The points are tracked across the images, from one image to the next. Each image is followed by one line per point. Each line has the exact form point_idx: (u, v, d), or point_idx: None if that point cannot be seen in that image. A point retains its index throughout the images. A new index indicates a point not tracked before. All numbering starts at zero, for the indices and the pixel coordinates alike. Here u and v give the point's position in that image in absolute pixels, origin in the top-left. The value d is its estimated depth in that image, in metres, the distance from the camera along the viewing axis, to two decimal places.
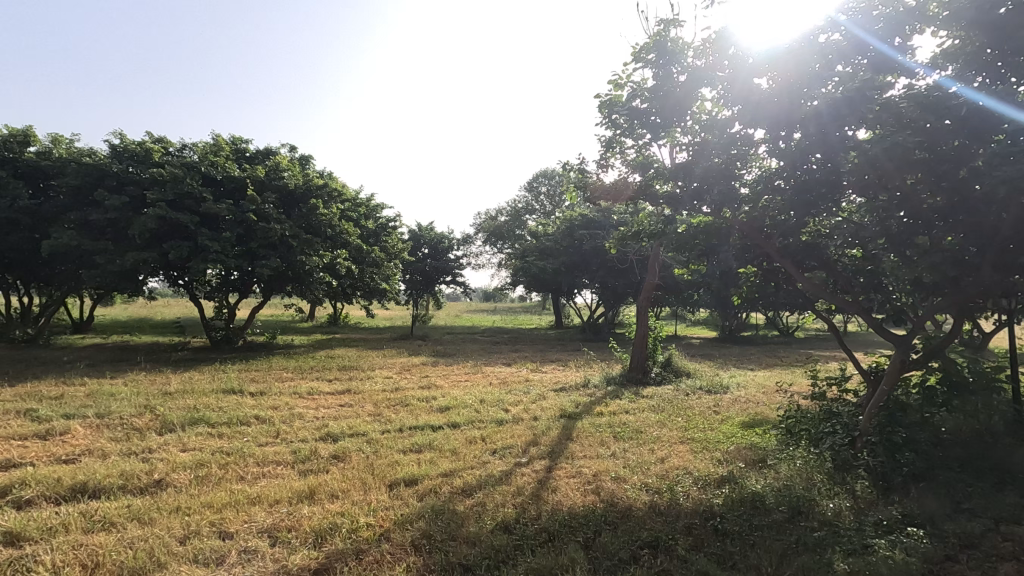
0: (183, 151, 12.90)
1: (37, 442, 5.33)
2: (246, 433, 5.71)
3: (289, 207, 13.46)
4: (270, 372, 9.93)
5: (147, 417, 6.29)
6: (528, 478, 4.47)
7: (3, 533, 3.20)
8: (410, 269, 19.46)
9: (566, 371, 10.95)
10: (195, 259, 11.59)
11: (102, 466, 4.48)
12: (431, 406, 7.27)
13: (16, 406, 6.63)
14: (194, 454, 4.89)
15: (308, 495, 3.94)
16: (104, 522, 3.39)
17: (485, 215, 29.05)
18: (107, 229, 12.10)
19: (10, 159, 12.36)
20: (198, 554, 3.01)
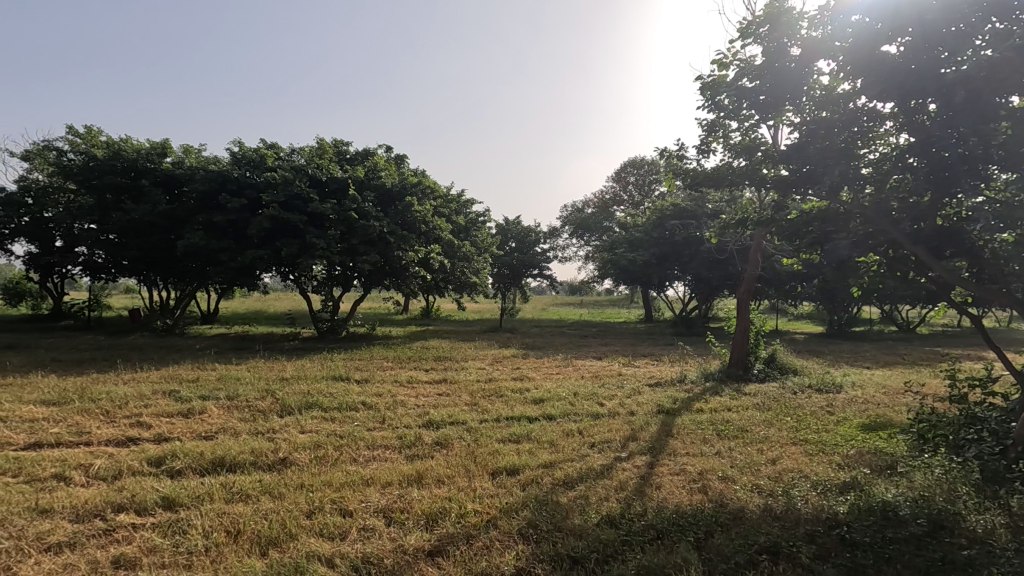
0: (292, 155, 13.93)
1: (181, 420, 5.99)
2: (355, 418, 6.08)
3: (386, 205, 14.08)
4: (372, 361, 10.50)
5: (268, 400, 6.89)
6: (630, 473, 4.37)
7: (162, 498, 3.62)
8: (499, 262, 19.78)
9: (660, 366, 10.61)
10: (304, 255, 12.48)
11: (235, 443, 4.95)
12: (525, 398, 7.33)
13: (162, 387, 7.51)
14: (311, 436, 5.26)
15: (417, 479, 4.11)
16: (241, 494, 3.74)
17: (572, 206, 28.80)
18: (229, 229, 13.34)
19: (151, 169, 13.93)
20: (321, 528, 3.23)
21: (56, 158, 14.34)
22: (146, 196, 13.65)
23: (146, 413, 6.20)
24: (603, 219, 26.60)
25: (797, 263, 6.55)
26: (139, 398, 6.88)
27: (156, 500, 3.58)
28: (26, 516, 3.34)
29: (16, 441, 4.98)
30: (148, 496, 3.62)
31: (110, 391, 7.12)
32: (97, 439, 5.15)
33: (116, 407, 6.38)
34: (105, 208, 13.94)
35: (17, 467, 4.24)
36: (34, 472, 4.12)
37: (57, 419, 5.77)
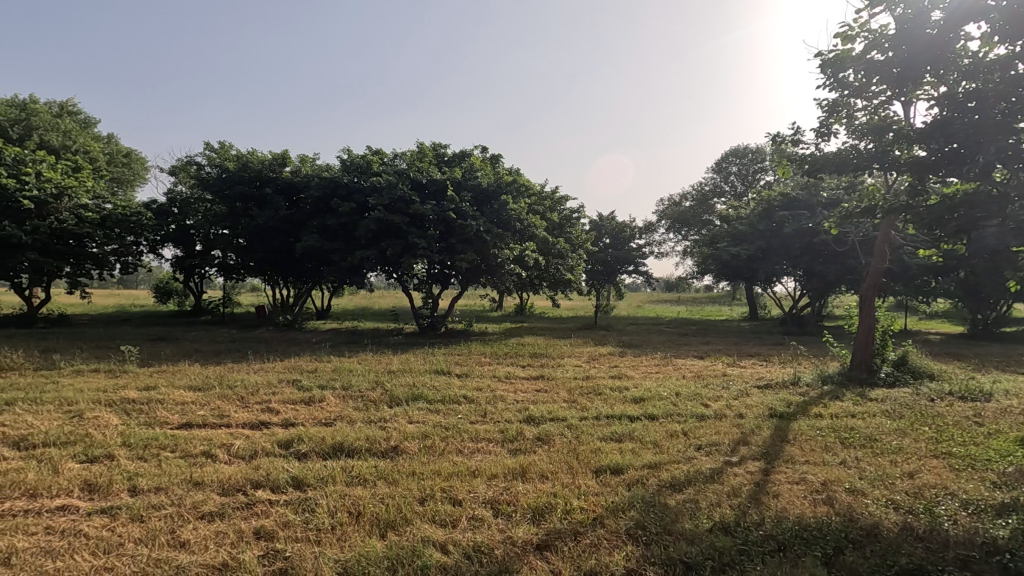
0: (395, 160, 14.67)
1: (303, 407, 6.54)
2: (457, 411, 6.29)
3: (483, 204, 14.40)
4: (471, 357, 10.80)
5: (378, 391, 7.32)
6: (743, 479, 4.13)
7: (291, 478, 3.96)
8: (593, 259, 19.57)
9: (768, 367, 9.93)
10: (406, 254, 13.09)
11: (352, 430, 5.30)
12: (625, 396, 7.19)
13: (286, 377, 8.24)
14: (419, 426, 5.51)
15: (520, 473, 4.16)
16: (359, 478, 4.00)
17: (668, 200, 27.80)
18: (340, 231, 14.33)
19: (274, 178, 15.30)
20: (434, 515, 3.36)
21: (196, 171, 16.20)
22: (270, 203, 15.05)
23: (274, 399, 6.83)
24: (702, 212, 25.41)
25: (937, 255, 5.81)
26: (268, 386, 7.61)
27: (286, 479, 3.93)
28: (183, 486, 3.79)
29: (172, 420, 5.69)
30: (281, 475, 3.97)
31: (244, 379, 7.93)
32: (236, 421, 5.76)
33: (249, 393, 7.09)
34: (236, 215, 15.54)
35: (174, 444, 4.83)
36: (187, 449, 4.68)
37: (203, 403, 6.52)
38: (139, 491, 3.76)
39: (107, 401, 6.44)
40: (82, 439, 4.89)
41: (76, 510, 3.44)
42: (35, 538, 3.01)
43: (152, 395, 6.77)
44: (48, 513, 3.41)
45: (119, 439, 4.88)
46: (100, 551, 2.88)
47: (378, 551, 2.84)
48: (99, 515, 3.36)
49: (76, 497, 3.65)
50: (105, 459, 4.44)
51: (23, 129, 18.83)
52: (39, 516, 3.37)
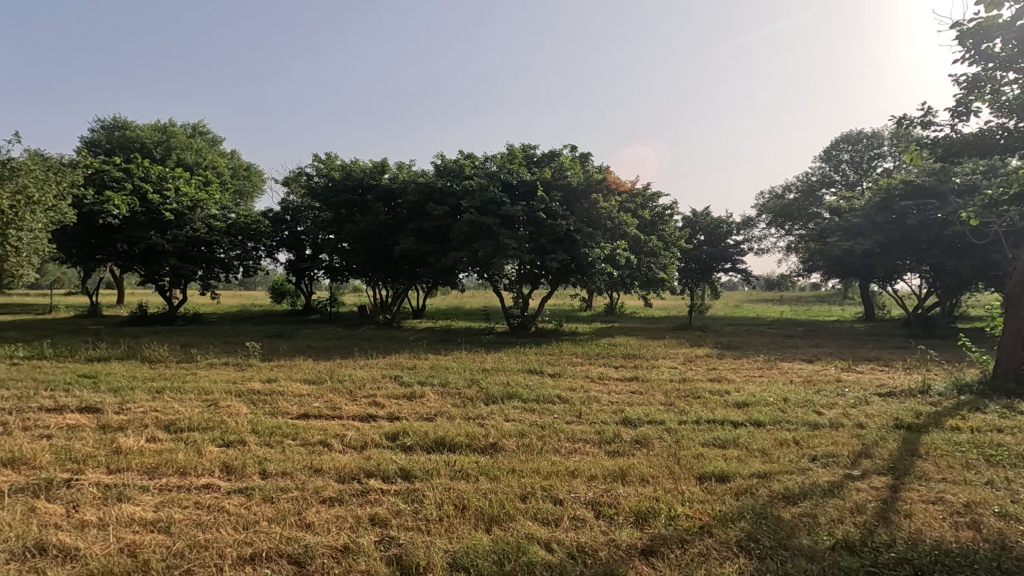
0: (486, 163, 14.98)
1: (406, 402, 6.88)
2: (553, 410, 6.32)
3: (573, 204, 14.35)
4: (564, 357, 10.80)
5: (474, 389, 7.54)
6: (867, 495, 3.79)
7: (400, 469, 4.18)
8: (687, 257, 18.84)
9: (892, 373, 9.02)
10: (498, 255, 13.34)
11: (452, 426, 5.50)
12: (727, 400, 6.86)
13: (389, 373, 8.71)
14: (516, 425, 5.60)
15: (620, 475, 4.09)
16: (462, 472, 4.14)
17: (770, 192, 26.11)
18: (435, 234, 14.89)
19: (374, 185, 16.26)
20: (536, 513, 3.40)
21: (306, 182, 17.61)
22: (371, 209, 16.00)
23: (379, 394, 7.25)
24: (809, 204, 23.59)
25: None
26: (374, 381, 8.10)
27: (395, 470, 4.15)
28: (306, 472, 4.13)
29: (291, 411, 6.21)
30: (390, 466, 4.20)
31: (351, 374, 8.48)
32: (346, 413, 6.18)
33: (357, 388, 7.58)
34: (340, 221, 16.65)
35: (294, 432, 5.27)
36: (306, 438, 5.09)
37: (317, 396, 7.06)
38: (268, 474, 4.14)
39: (236, 392, 7.16)
40: (219, 425, 5.47)
41: (217, 488, 3.85)
42: (187, 512, 3.41)
43: (274, 388, 7.44)
44: (196, 489, 3.84)
45: (248, 427, 5.40)
46: (240, 526, 3.20)
47: (485, 545, 2.93)
48: (237, 494, 3.74)
49: (217, 477, 4.10)
50: (238, 444, 4.94)
51: (164, 150, 21.47)
52: (189, 492, 3.81)
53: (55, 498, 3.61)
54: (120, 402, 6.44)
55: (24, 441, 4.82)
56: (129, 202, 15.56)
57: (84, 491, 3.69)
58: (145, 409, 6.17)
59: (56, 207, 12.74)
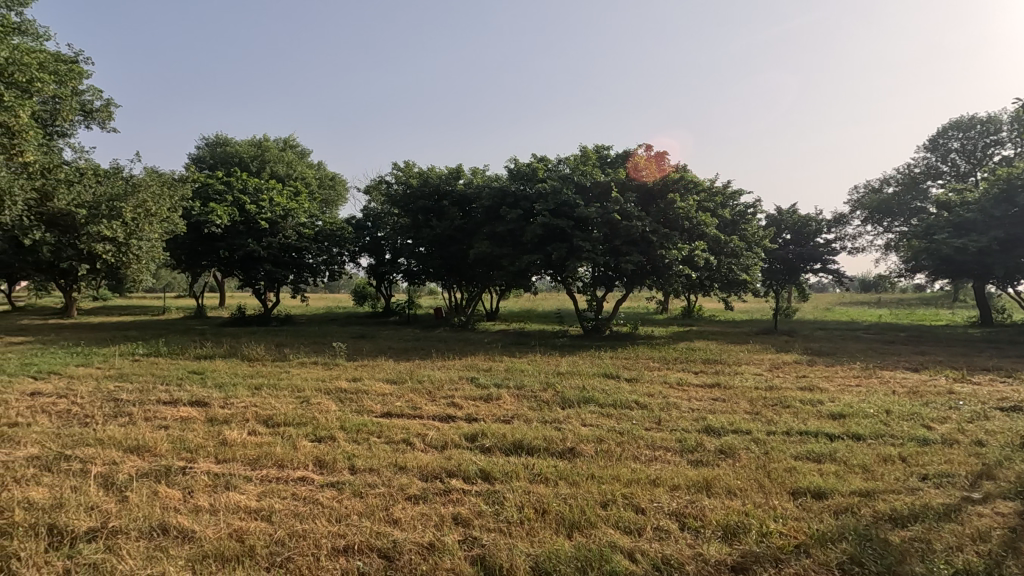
0: (559, 165, 14.95)
1: (483, 403, 6.99)
2: (631, 416, 6.19)
3: (648, 204, 14.00)
4: (640, 361, 10.56)
5: (550, 392, 7.53)
6: (992, 521, 3.40)
7: (480, 470, 4.25)
8: (772, 257, 17.84)
9: (1016, 385, 8.05)
10: (572, 257, 13.27)
11: (529, 429, 5.52)
12: (820, 410, 6.42)
13: (466, 374, 8.89)
14: (593, 429, 5.54)
15: (705, 486, 3.93)
16: (541, 476, 4.14)
17: (865, 186, 24.21)
18: (508, 237, 15.05)
19: (450, 191, 16.72)
20: (618, 520, 3.35)
21: (386, 189, 18.36)
22: (447, 214, 16.42)
23: (457, 395, 7.42)
24: (912, 199, 21.61)
25: None
26: (451, 382, 8.29)
27: (476, 471, 4.22)
28: (391, 469, 4.30)
29: (375, 409, 6.49)
30: (470, 467, 4.28)
31: (430, 375, 8.76)
32: (427, 413, 6.37)
33: (436, 388, 7.81)
34: (418, 226, 17.21)
35: (379, 430, 5.50)
36: (390, 436, 5.30)
37: (399, 395, 7.35)
38: (356, 469, 4.34)
39: (325, 389, 7.59)
40: (311, 421, 5.82)
41: (312, 481, 4.09)
42: (286, 502, 3.66)
43: (359, 386, 7.82)
44: (293, 481, 4.10)
45: (337, 423, 5.71)
46: (333, 519, 3.38)
47: (567, 551, 2.91)
48: (330, 487, 3.95)
49: (311, 470, 4.35)
50: (328, 440, 5.22)
51: (260, 164, 23.17)
52: (287, 483, 4.08)
53: (173, 483, 3.98)
54: (225, 397, 7.00)
55: (147, 430, 5.36)
56: (229, 212, 16.96)
57: (197, 478, 4.04)
58: (246, 404, 6.68)
59: (170, 218, 14.10)
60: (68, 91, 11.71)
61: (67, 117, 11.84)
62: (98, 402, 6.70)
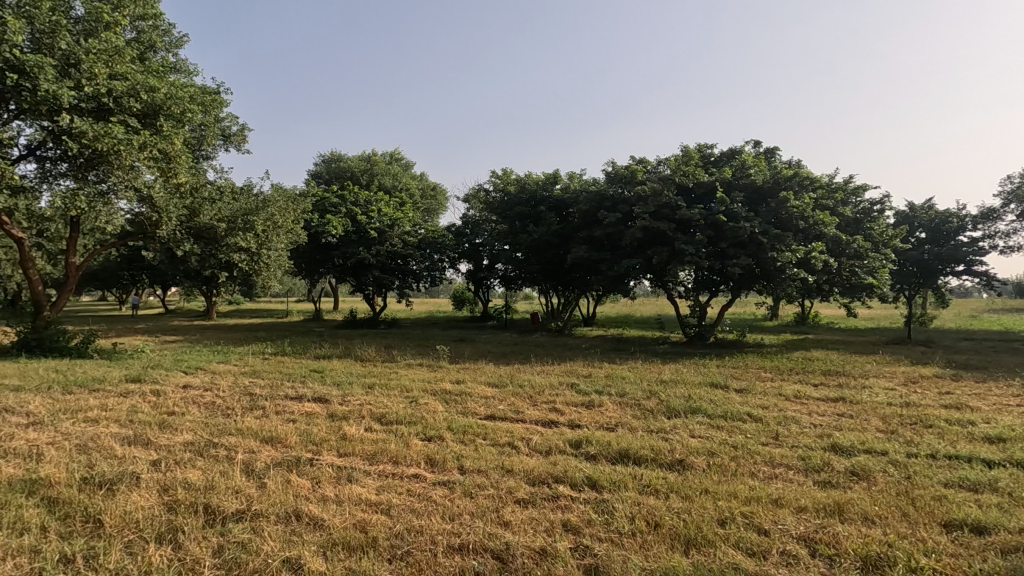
0: (659, 167, 14.54)
1: (586, 410, 6.91)
2: (744, 429, 5.81)
3: (757, 204, 13.16)
4: (750, 371, 9.91)
5: (654, 401, 7.28)
6: None
7: (587, 478, 4.19)
8: (903, 259, 16.02)
9: None
10: (674, 261, 12.79)
11: (635, 438, 5.38)
12: (972, 433, 5.62)
13: (566, 380, 8.84)
14: (704, 442, 5.27)
15: (836, 510, 3.59)
16: (651, 487, 4.00)
17: (1020, 176, 21.10)
18: (606, 242, 14.84)
19: (547, 196, 16.87)
20: (738, 541, 3.15)
21: (485, 197, 18.85)
22: (544, 220, 16.53)
23: (558, 400, 7.40)
24: None
25: None
26: (552, 387, 8.29)
27: (583, 478, 4.18)
28: (499, 471, 4.37)
29: (480, 411, 6.66)
30: (577, 474, 4.24)
31: (531, 379, 8.82)
32: (529, 418, 6.41)
33: (537, 393, 7.85)
34: (516, 232, 17.48)
35: (484, 433, 5.62)
36: (495, 438, 5.40)
37: (502, 398, 7.48)
38: (465, 470, 4.47)
39: (432, 391, 7.91)
40: (420, 420, 6.08)
41: (424, 479, 4.27)
42: (402, 497, 3.84)
43: (463, 389, 8.05)
44: (408, 478, 4.30)
45: (445, 423, 5.92)
46: (447, 516, 3.50)
47: (685, 569, 2.79)
48: (441, 486, 4.09)
49: (423, 468, 4.54)
50: (437, 439, 5.43)
51: (369, 177, 24.78)
52: (403, 479, 4.28)
53: (302, 473, 4.33)
54: (343, 394, 7.53)
55: (279, 423, 5.90)
56: (343, 223, 18.36)
57: (323, 470, 4.37)
58: (361, 402, 7.13)
59: (293, 230, 15.46)
60: (211, 119, 13.11)
61: (210, 142, 13.38)
62: (237, 395, 7.50)
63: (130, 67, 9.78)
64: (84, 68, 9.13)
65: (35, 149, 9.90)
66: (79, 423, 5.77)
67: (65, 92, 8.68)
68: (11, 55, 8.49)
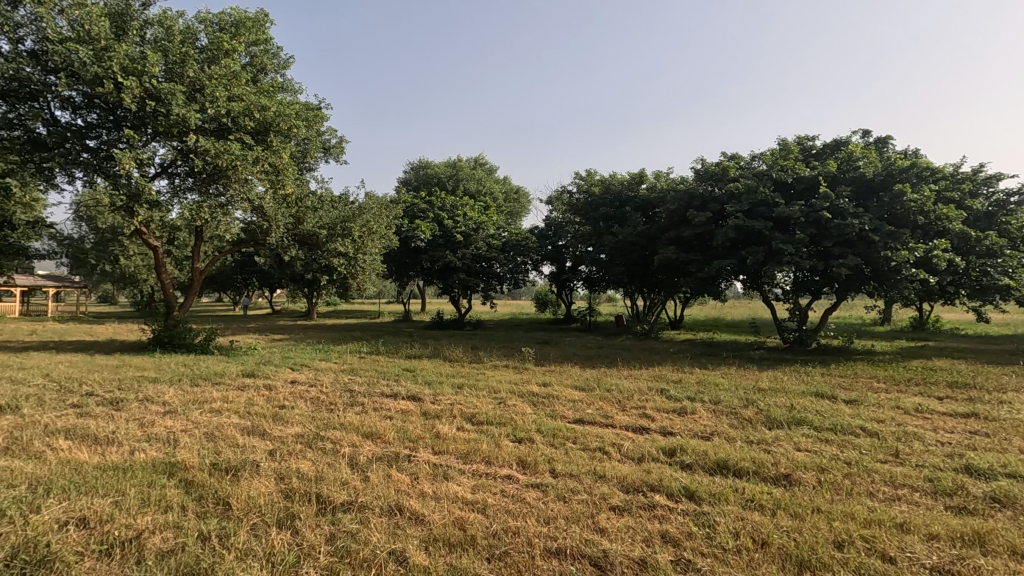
0: (753, 162, 13.79)
1: (678, 417, 6.67)
2: (858, 444, 5.35)
3: (867, 198, 12.10)
4: (861, 380, 9.09)
5: (753, 410, 6.89)
6: None
7: (684, 488, 4.05)
8: None
9: None
10: (771, 262, 12.04)
11: (734, 448, 5.11)
12: None
13: (656, 385, 8.58)
14: (811, 456, 4.91)
15: (976, 540, 3.21)
16: (755, 502, 3.79)
17: None
18: (696, 242, 14.29)
19: (632, 197, 16.56)
20: (859, 566, 2.90)
21: (568, 199, 18.80)
22: (630, 221, 16.22)
23: (649, 406, 7.20)
24: None
25: None
26: (641, 393, 8.08)
27: (680, 488, 4.04)
28: (591, 477, 4.32)
29: (568, 415, 6.64)
30: (674, 484, 4.10)
31: (618, 384, 8.65)
32: (619, 423, 6.30)
33: (626, 398, 7.70)
34: (600, 234, 17.26)
35: (574, 436, 5.59)
36: (585, 443, 5.35)
37: (590, 402, 7.40)
38: (557, 473, 4.46)
39: (519, 392, 8.00)
40: (510, 422, 6.16)
41: (517, 480, 4.31)
42: (497, 497, 3.90)
43: (549, 392, 8.06)
44: (501, 479, 4.36)
45: (534, 426, 5.96)
46: (542, 520, 3.50)
47: None
48: (534, 488, 4.12)
49: (515, 469, 4.59)
50: (528, 441, 5.47)
51: (455, 182, 25.55)
52: (496, 479, 4.35)
53: (401, 469, 4.52)
54: (435, 394, 7.80)
55: (377, 419, 6.21)
56: (431, 228, 19.07)
57: (420, 466, 4.54)
58: (451, 401, 7.35)
59: (386, 235, 16.23)
60: (314, 134, 14.10)
61: (313, 155, 14.39)
62: (338, 392, 7.99)
63: (245, 89, 10.74)
64: (208, 93, 10.15)
65: (167, 167, 11.12)
66: (206, 413, 6.39)
67: (192, 115, 9.71)
68: (150, 85, 9.61)
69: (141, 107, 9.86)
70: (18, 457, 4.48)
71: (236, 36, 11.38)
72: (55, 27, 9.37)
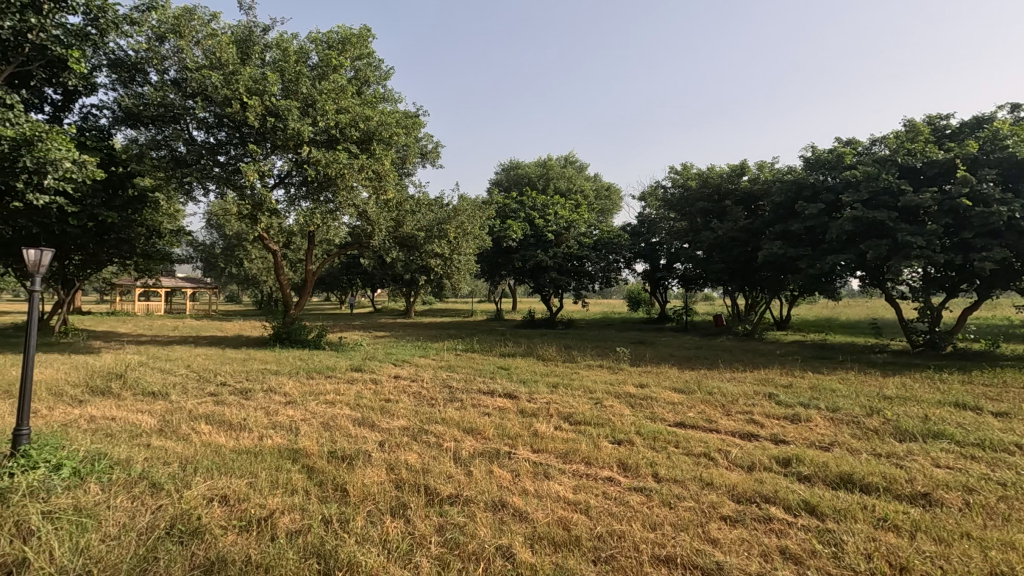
0: (873, 147, 12.57)
1: (791, 424, 6.20)
2: (1013, 463, 4.68)
3: (1017, 182, 10.56)
4: (1011, 390, 7.97)
5: (879, 419, 6.25)
6: None
7: (803, 501, 3.75)
8: None
9: None
10: (896, 256, 10.89)
11: (859, 461, 4.67)
12: None
13: (763, 390, 8.05)
14: (954, 474, 4.36)
15: None
16: (889, 522, 3.43)
17: None
18: (806, 236, 13.26)
19: (733, 190, 15.69)
20: None
21: (663, 194, 18.20)
22: (730, 215, 15.39)
23: (756, 411, 6.77)
24: None
25: None
26: (747, 397, 7.61)
27: (798, 501, 3.75)
28: (697, 484, 4.13)
29: (668, 418, 6.41)
30: (792, 496, 3.82)
31: (721, 387, 8.22)
32: (725, 428, 5.98)
33: (730, 402, 7.30)
34: (698, 229, 16.52)
35: (676, 440, 5.39)
36: (689, 447, 5.13)
37: (691, 405, 7.10)
38: (661, 478, 4.32)
39: (615, 393, 7.85)
40: (608, 423, 6.06)
41: (619, 483, 4.22)
42: (599, 499, 3.84)
43: (647, 393, 7.83)
44: (602, 480, 4.29)
45: (634, 428, 5.81)
46: (648, 525, 3.40)
47: None
48: (637, 492, 4.01)
49: (616, 472, 4.50)
50: (627, 443, 5.35)
51: (545, 182, 25.63)
52: (597, 481, 4.29)
53: (502, 465, 4.59)
54: (530, 392, 7.86)
55: (476, 415, 6.37)
56: (522, 228, 19.28)
57: (520, 464, 4.58)
58: (547, 400, 7.36)
59: (479, 236, 16.61)
60: (412, 140, 14.74)
61: (412, 161, 15.06)
62: (437, 387, 8.29)
63: (351, 101, 11.46)
64: (318, 107, 10.93)
65: (284, 178, 12.10)
66: (321, 404, 6.89)
67: (305, 128, 10.50)
68: (269, 103, 10.51)
69: (263, 124, 10.81)
70: (170, 438, 5.09)
71: (343, 52, 12.18)
72: (192, 57, 10.56)
